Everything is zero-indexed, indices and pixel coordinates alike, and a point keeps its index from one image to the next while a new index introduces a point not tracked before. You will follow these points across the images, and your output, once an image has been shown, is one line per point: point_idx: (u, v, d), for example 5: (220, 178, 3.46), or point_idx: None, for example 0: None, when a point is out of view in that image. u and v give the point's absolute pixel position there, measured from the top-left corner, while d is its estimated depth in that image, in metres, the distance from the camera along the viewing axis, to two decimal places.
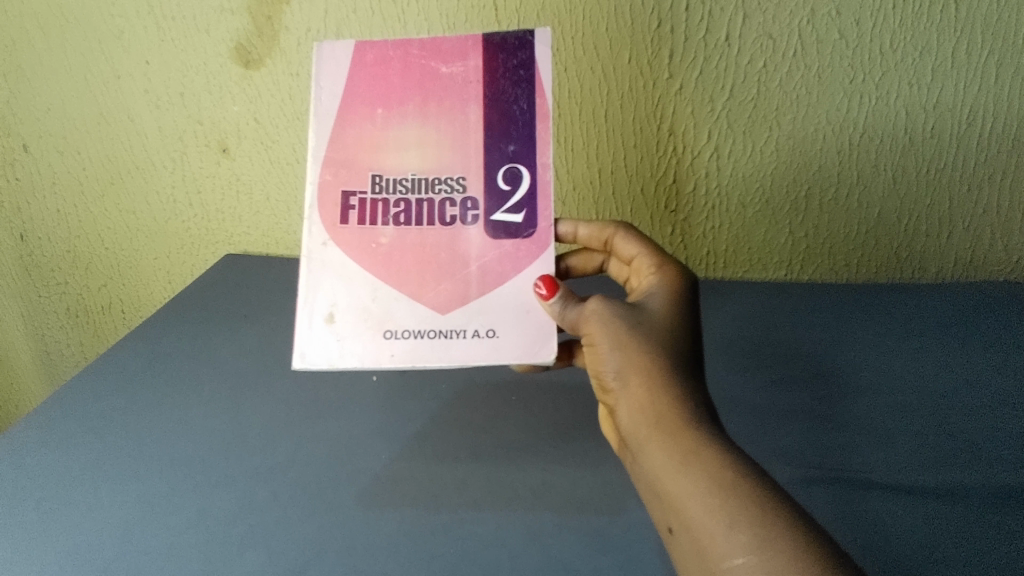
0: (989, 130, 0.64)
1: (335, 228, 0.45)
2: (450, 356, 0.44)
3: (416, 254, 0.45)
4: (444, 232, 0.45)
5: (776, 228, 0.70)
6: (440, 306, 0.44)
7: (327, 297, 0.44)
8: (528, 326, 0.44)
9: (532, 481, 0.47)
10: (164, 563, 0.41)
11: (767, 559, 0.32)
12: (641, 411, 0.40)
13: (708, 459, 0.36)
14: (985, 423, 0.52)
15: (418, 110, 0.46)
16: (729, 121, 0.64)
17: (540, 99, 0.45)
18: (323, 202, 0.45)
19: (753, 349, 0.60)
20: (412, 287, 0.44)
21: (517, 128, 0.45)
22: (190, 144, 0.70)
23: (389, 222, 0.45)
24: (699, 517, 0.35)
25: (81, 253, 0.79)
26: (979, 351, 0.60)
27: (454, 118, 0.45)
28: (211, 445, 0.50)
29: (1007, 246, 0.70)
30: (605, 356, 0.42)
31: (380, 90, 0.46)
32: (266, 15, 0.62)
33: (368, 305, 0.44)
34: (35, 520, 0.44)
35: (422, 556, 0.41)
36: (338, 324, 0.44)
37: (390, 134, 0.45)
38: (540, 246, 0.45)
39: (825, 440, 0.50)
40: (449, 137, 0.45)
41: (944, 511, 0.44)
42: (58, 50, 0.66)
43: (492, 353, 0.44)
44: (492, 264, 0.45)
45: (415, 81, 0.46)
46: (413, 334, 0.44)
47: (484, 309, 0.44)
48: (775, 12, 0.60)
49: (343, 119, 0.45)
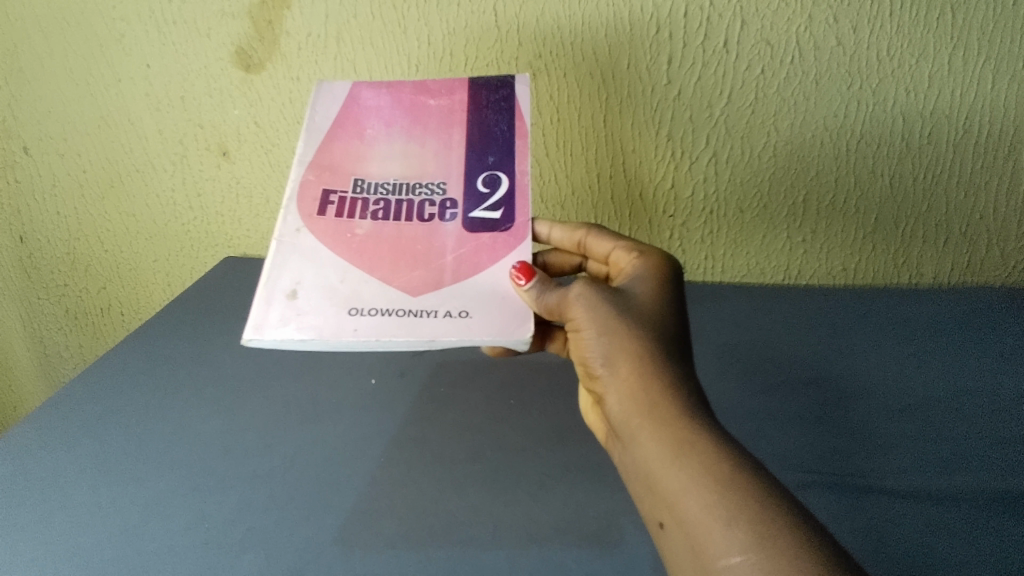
0: (985, 137, 0.64)
1: (311, 218, 0.45)
2: (418, 332, 0.40)
3: (390, 244, 0.45)
4: (421, 227, 0.46)
5: (775, 233, 0.70)
6: (412, 289, 0.43)
7: (292, 277, 0.43)
8: (504, 309, 0.42)
9: (530, 484, 0.46)
10: (163, 565, 0.40)
11: (770, 558, 0.31)
12: (631, 398, 0.39)
13: (705, 448, 0.36)
14: (986, 427, 0.51)
15: (405, 132, 0.49)
16: (727, 126, 0.65)
17: (518, 122, 0.49)
18: (303, 196, 0.46)
19: (753, 354, 0.60)
20: (384, 272, 0.43)
21: (497, 142, 0.48)
22: (191, 148, 0.71)
23: (366, 217, 0.46)
24: (694, 513, 0.34)
25: (80, 256, 0.79)
26: (980, 357, 0.59)
27: (437, 138, 0.49)
28: (208, 448, 0.49)
29: (1004, 252, 0.70)
30: (592, 342, 0.42)
31: (370, 117, 0.50)
32: (268, 19, 0.62)
33: (334, 284, 0.43)
34: (32, 521, 0.44)
35: (420, 558, 0.41)
36: (299, 300, 0.42)
37: (376, 149, 0.49)
38: (517, 238, 0.45)
39: (824, 445, 0.49)
40: (432, 152, 0.48)
41: (948, 518, 0.43)
42: (60, 54, 0.67)
43: (463, 330, 0.40)
44: (467, 255, 0.45)
45: (404, 111, 0.50)
46: (381, 311, 0.41)
47: (459, 293, 0.43)
48: (773, 19, 0.60)
49: (333, 136, 0.49)
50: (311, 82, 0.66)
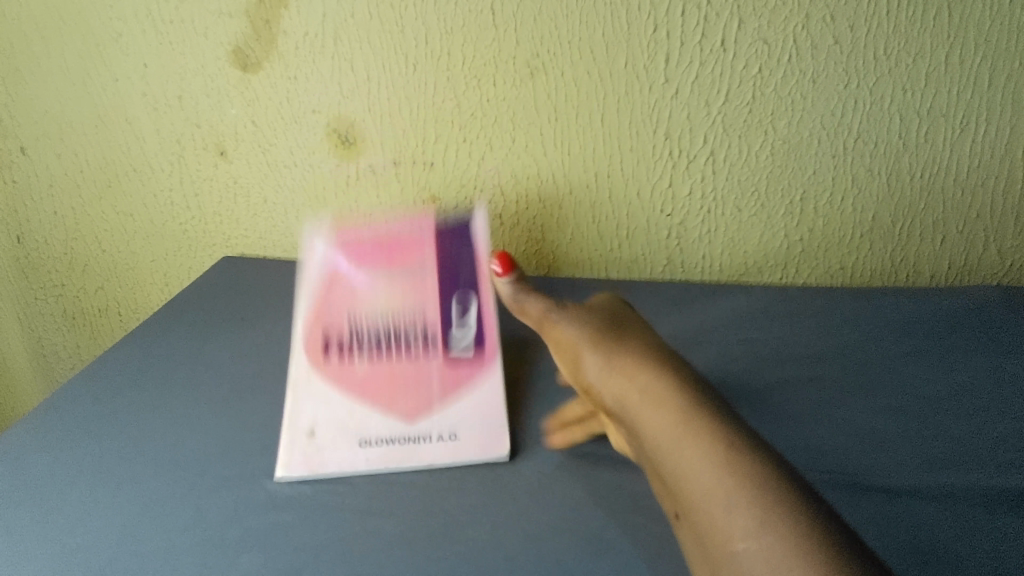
0: (981, 136, 0.65)
1: (313, 351, 0.51)
2: (419, 453, 0.48)
3: (387, 361, 0.51)
4: (413, 357, 0.51)
5: (772, 232, 0.70)
6: (411, 420, 0.50)
7: (309, 398, 0.50)
8: (487, 435, 0.49)
9: (529, 484, 0.46)
10: (163, 566, 0.40)
11: (771, 541, 0.32)
12: (623, 392, 0.42)
13: (701, 433, 0.37)
14: (985, 424, 0.51)
15: (383, 273, 0.53)
16: (724, 126, 0.65)
17: (476, 256, 0.55)
18: (304, 332, 0.51)
19: (751, 353, 0.60)
20: (385, 405, 0.50)
21: (463, 260, 0.54)
22: (188, 148, 0.70)
23: (361, 354, 0.51)
24: (698, 499, 0.35)
25: (77, 256, 0.79)
26: (977, 354, 0.59)
27: (413, 274, 0.53)
28: (205, 449, 0.49)
29: (1000, 249, 0.71)
30: (579, 346, 0.46)
31: (350, 247, 0.53)
32: (265, 19, 0.63)
33: (345, 423, 0.49)
34: (27, 522, 0.43)
35: (419, 558, 0.40)
36: (317, 438, 0.48)
37: (360, 275, 0.53)
38: (491, 363, 0.52)
39: (822, 443, 0.50)
40: (412, 295, 0.53)
41: (945, 515, 0.44)
42: (56, 53, 0.67)
43: (453, 450, 0.48)
44: (454, 388, 0.51)
45: (380, 244, 0.54)
46: (386, 441, 0.49)
47: (449, 420, 0.50)
48: (770, 18, 0.60)
49: (320, 270, 0.53)
50: (308, 82, 0.66)
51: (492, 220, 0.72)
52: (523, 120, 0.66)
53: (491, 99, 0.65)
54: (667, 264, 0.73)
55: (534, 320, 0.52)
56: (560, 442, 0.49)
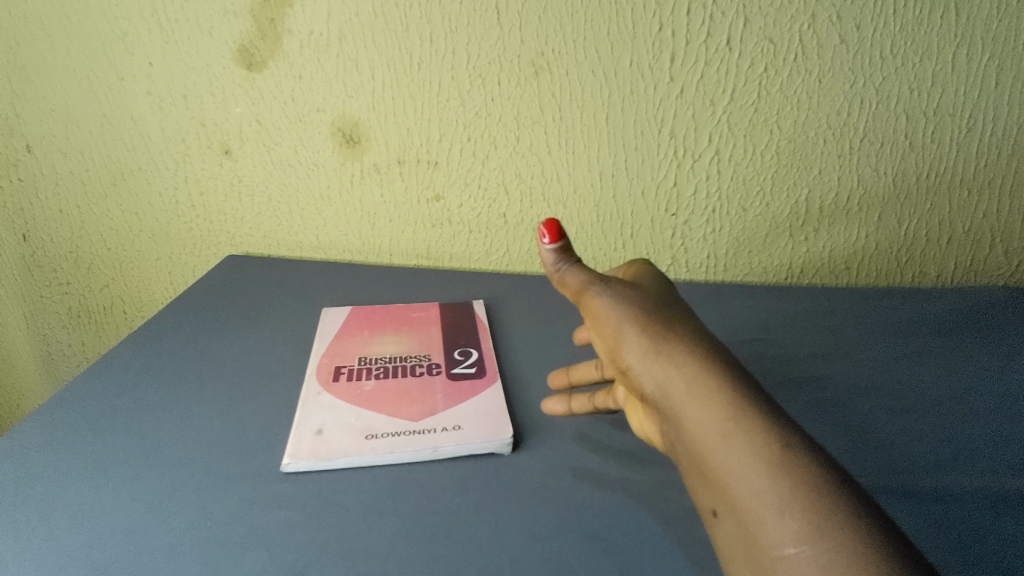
0: (989, 136, 0.64)
1: (326, 383, 0.55)
2: (424, 441, 0.48)
3: (392, 382, 0.55)
4: (415, 379, 0.55)
5: (777, 232, 0.70)
6: (415, 417, 0.50)
7: (315, 410, 0.51)
8: (490, 422, 0.50)
9: (533, 483, 0.46)
10: (161, 563, 0.39)
11: (826, 549, 0.29)
12: (665, 378, 0.37)
13: (754, 430, 0.33)
14: (997, 422, 0.51)
15: (396, 326, 0.64)
16: (730, 125, 0.65)
17: (475, 313, 0.66)
18: (320, 368, 0.57)
19: (756, 354, 0.60)
20: (390, 409, 0.51)
21: (464, 316, 0.65)
22: (192, 146, 0.71)
23: (370, 378, 0.55)
24: (746, 498, 0.32)
25: (83, 254, 0.80)
26: (987, 355, 0.59)
27: (422, 323, 0.64)
28: (208, 446, 0.48)
29: (1007, 250, 0.71)
30: (618, 326, 0.41)
31: (370, 316, 0.66)
32: (270, 18, 0.63)
33: (351, 422, 0.50)
34: (22, 514, 0.42)
35: (422, 557, 0.39)
36: (325, 435, 0.49)
37: (379, 337, 0.62)
38: (491, 378, 0.56)
39: (837, 441, 0.49)
40: (421, 334, 0.62)
41: (970, 513, 0.42)
42: (61, 51, 0.67)
43: (459, 438, 0.48)
44: (455, 393, 0.53)
45: (397, 307, 0.67)
46: (391, 433, 0.48)
47: (453, 415, 0.51)
48: (777, 16, 0.59)
49: (345, 325, 0.64)
50: (313, 81, 0.66)
51: (496, 219, 0.72)
52: (528, 119, 0.66)
53: (495, 98, 0.65)
54: (672, 264, 0.73)
55: (572, 293, 0.45)
56: (560, 409, 0.52)
